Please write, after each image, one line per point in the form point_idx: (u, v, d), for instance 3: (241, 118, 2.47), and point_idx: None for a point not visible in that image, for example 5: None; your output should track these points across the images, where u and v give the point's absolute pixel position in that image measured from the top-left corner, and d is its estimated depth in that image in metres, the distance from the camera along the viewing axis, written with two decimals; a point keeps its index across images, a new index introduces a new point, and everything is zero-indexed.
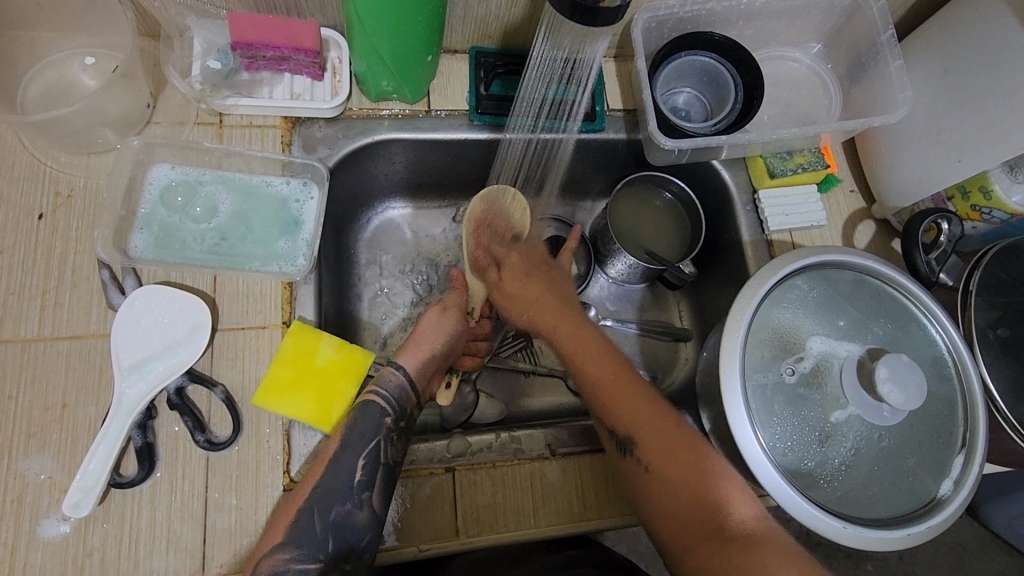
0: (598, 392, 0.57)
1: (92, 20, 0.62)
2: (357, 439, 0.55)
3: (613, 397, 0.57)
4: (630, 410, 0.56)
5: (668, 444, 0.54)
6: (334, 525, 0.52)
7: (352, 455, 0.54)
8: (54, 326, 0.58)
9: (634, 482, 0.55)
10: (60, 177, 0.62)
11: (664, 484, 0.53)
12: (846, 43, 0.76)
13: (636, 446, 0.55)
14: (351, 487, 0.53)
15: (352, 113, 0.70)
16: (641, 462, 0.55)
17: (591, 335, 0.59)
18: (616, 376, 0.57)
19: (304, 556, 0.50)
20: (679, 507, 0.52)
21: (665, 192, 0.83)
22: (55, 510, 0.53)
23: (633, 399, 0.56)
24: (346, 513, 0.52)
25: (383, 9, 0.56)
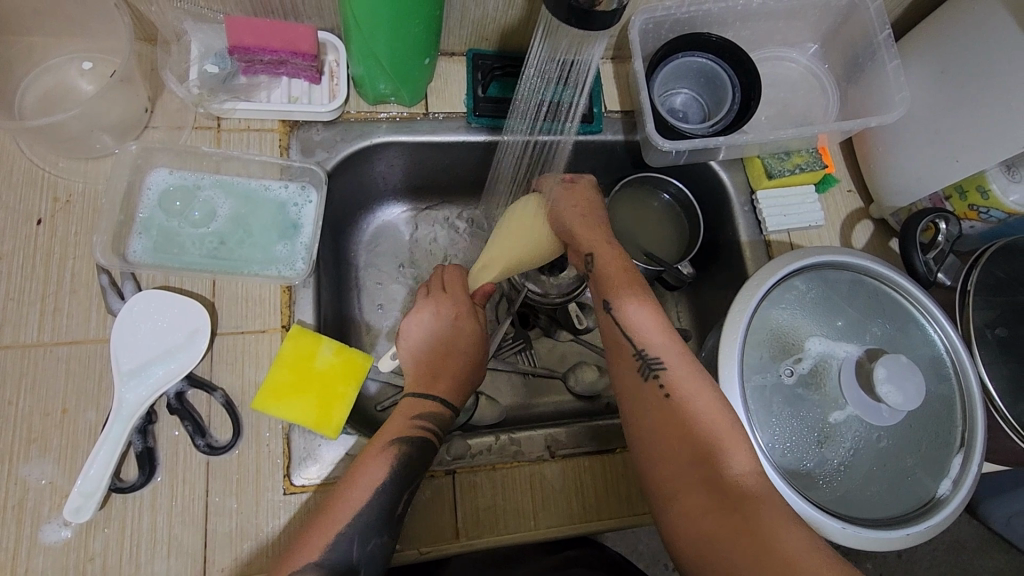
0: (640, 317, 0.58)
1: (88, 25, 0.62)
2: (401, 473, 0.55)
3: (647, 331, 0.57)
4: (668, 341, 0.57)
5: (699, 384, 0.53)
6: (370, 556, 0.52)
7: (395, 488, 0.55)
8: (54, 331, 0.58)
9: (647, 404, 0.54)
10: (58, 183, 0.62)
11: (676, 418, 0.52)
12: (843, 43, 0.76)
13: (664, 373, 0.55)
14: (387, 518, 0.54)
15: (350, 116, 0.71)
16: (663, 389, 0.54)
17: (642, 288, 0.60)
18: (658, 318, 0.58)
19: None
20: (681, 445, 0.51)
21: (663, 192, 0.83)
22: (55, 516, 0.53)
23: (670, 338, 0.57)
24: (381, 545, 0.53)
25: (380, 13, 0.56)
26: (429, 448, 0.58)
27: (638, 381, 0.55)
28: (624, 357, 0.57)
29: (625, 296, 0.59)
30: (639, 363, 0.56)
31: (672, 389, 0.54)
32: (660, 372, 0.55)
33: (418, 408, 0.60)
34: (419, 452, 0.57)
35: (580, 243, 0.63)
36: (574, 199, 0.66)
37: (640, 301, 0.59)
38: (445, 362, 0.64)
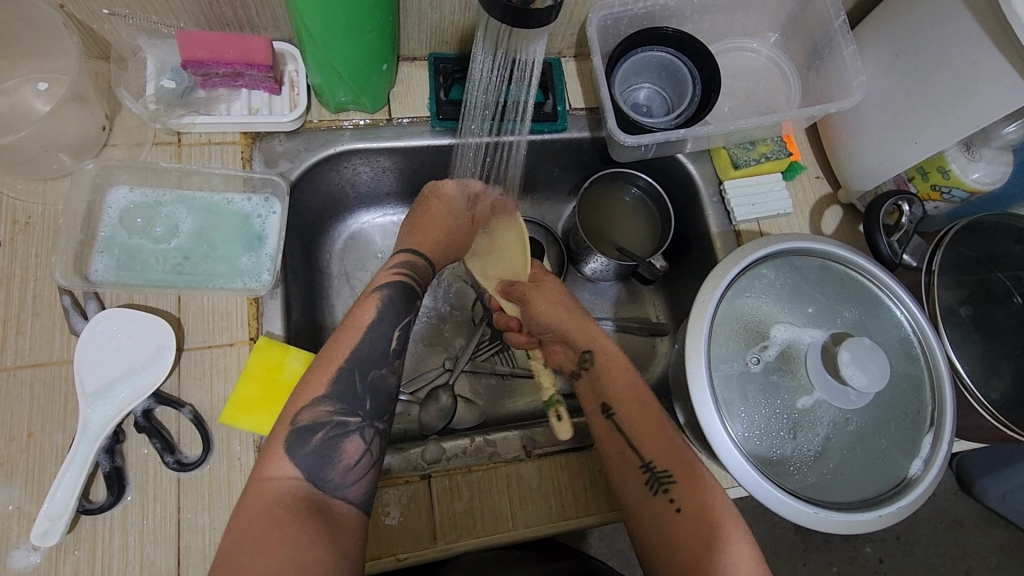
0: (636, 418, 0.61)
1: (41, 47, 0.62)
2: (394, 311, 0.61)
3: (649, 436, 0.60)
4: (672, 452, 0.59)
5: (701, 487, 0.57)
6: (372, 385, 0.57)
7: (388, 327, 0.60)
8: (17, 355, 0.57)
9: (659, 519, 0.56)
10: (17, 206, 0.62)
11: (690, 529, 0.55)
12: (802, 30, 0.77)
13: (672, 485, 0.57)
14: (385, 353, 0.59)
15: (312, 125, 0.70)
16: (674, 502, 0.56)
17: (631, 386, 0.63)
18: (648, 418, 0.61)
19: (344, 410, 0.55)
20: (694, 549, 0.54)
21: (633, 186, 0.83)
22: (24, 541, 0.53)
23: (669, 440, 0.60)
24: (382, 376, 0.58)
25: (331, 21, 0.56)
26: (408, 289, 0.63)
27: (649, 493, 0.57)
28: (631, 466, 0.59)
29: (624, 404, 0.62)
30: (648, 476, 0.58)
31: (682, 500, 0.56)
32: (669, 486, 0.57)
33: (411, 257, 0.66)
34: (401, 295, 0.62)
35: (578, 342, 0.67)
36: (556, 296, 0.69)
37: (632, 399, 0.62)
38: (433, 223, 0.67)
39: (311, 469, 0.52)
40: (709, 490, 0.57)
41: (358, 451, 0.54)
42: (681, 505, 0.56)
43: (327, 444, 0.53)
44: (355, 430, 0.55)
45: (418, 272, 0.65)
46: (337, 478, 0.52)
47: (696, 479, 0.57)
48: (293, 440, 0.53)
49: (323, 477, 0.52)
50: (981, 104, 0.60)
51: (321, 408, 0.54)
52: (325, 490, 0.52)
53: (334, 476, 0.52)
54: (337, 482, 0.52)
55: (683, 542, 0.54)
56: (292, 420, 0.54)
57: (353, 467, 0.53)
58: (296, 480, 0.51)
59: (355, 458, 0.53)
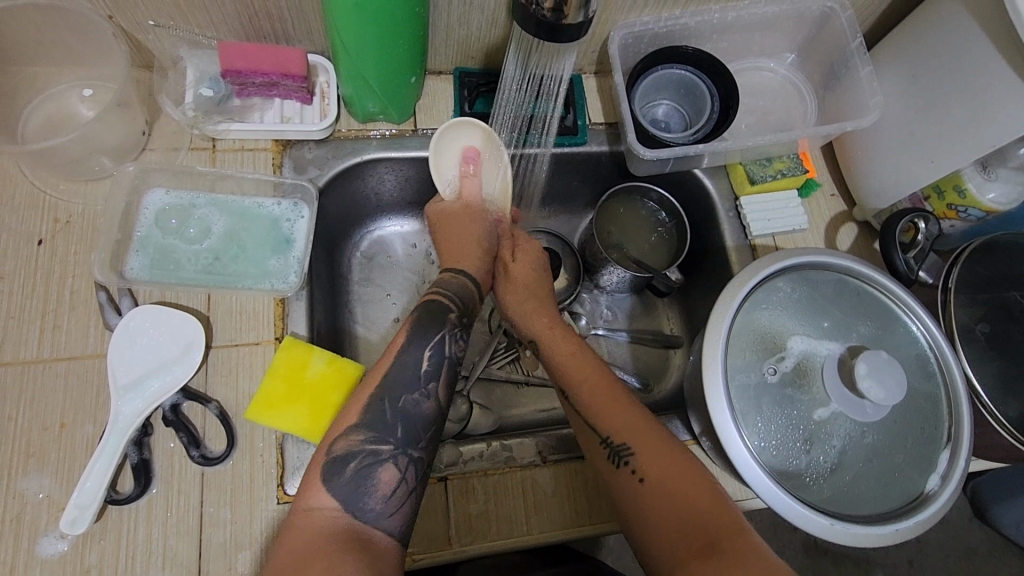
0: (589, 394, 0.62)
1: (89, 56, 0.65)
2: (425, 332, 0.60)
3: (604, 412, 0.60)
4: (630, 424, 0.59)
5: (662, 455, 0.57)
6: (403, 411, 0.55)
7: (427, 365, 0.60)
8: (53, 348, 0.59)
9: (624, 490, 0.57)
10: (59, 205, 0.64)
11: (655, 497, 0.55)
12: (819, 51, 0.79)
13: (632, 457, 0.57)
14: (417, 377, 0.58)
15: (341, 134, 0.73)
16: (637, 473, 0.56)
17: (585, 362, 0.64)
18: (602, 394, 0.62)
19: (374, 438, 0.54)
20: (667, 519, 0.53)
21: (648, 200, 0.85)
22: (52, 529, 0.54)
23: (626, 414, 0.60)
24: (414, 401, 0.56)
25: (367, 35, 0.59)
26: (442, 307, 0.62)
27: (613, 468, 0.58)
28: (593, 444, 0.60)
29: (577, 383, 0.63)
30: (609, 452, 0.58)
31: (644, 471, 0.56)
32: (629, 457, 0.57)
33: (441, 277, 0.65)
34: (432, 313, 0.61)
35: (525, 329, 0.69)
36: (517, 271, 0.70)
37: (583, 374, 0.63)
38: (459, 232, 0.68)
39: (348, 500, 0.51)
40: (669, 456, 0.57)
41: (393, 480, 0.53)
42: (644, 476, 0.56)
43: (361, 475, 0.52)
44: (389, 458, 0.53)
45: (453, 291, 0.64)
46: (375, 507, 0.51)
47: (655, 446, 0.58)
48: (329, 471, 0.52)
49: (362, 507, 0.51)
50: (997, 124, 0.61)
51: (355, 438, 0.53)
52: (365, 520, 0.50)
53: (373, 506, 0.51)
54: (376, 513, 0.51)
55: (653, 513, 0.54)
56: (328, 449, 0.53)
57: (390, 495, 0.52)
58: (335, 512, 0.50)
59: (392, 487, 0.52)
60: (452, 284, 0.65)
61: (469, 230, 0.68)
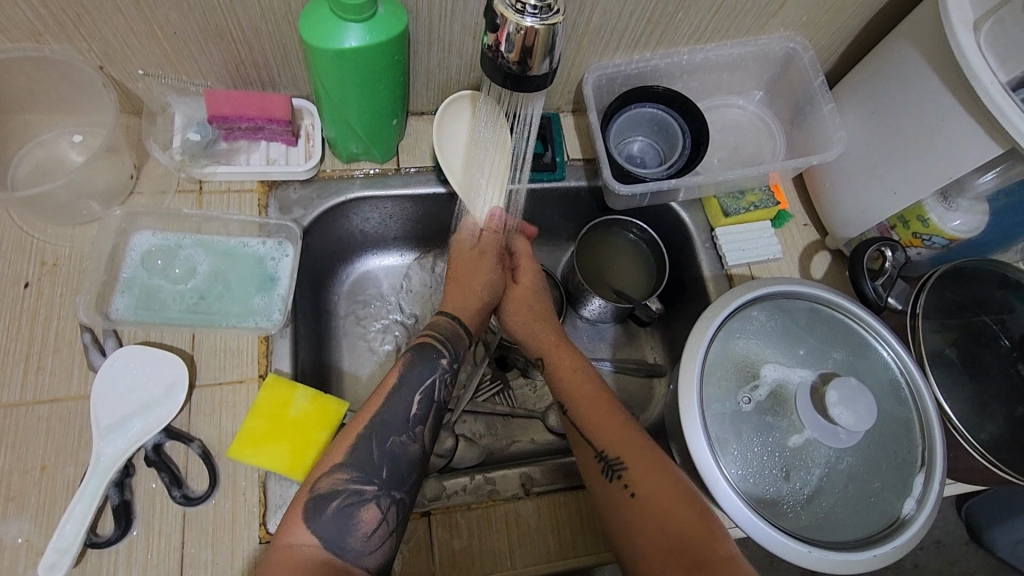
0: (590, 411, 0.65)
1: (81, 104, 0.67)
2: (415, 376, 0.62)
3: (603, 427, 0.63)
4: (625, 440, 0.61)
5: (653, 470, 0.59)
6: (390, 453, 0.57)
7: (410, 390, 0.61)
8: (36, 389, 0.60)
9: (613, 504, 0.58)
10: (46, 248, 0.65)
11: (643, 512, 0.56)
12: (785, 89, 0.83)
13: (625, 471, 0.59)
14: (406, 421, 0.59)
15: (325, 174, 0.75)
16: (628, 487, 0.58)
17: (586, 381, 0.67)
18: (600, 410, 0.64)
19: (360, 479, 0.55)
20: (655, 534, 0.55)
21: (628, 232, 0.87)
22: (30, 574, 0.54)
23: (621, 430, 0.62)
24: (402, 444, 0.58)
25: (347, 82, 0.61)
26: (431, 351, 0.64)
27: (604, 480, 0.60)
28: (588, 458, 0.62)
29: (577, 401, 0.66)
30: (603, 465, 0.61)
31: (636, 485, 0.58)
32: (621, 471, 0.59)
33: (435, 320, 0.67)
34: (423, 356, 0.63)
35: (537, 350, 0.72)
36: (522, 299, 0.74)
37: (585, 388, 0.66)
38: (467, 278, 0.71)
39: (331, 537, 0.52)
40: (661, 473, 0.58)
41: (375, 520, 0.54)
42: (636, 491, 0.58)
43: (346, 512, 0.53)
44: (373, 498, 0.55)
45: (442, 333, 0.66)
46: (357, 546, 0.52)
47: (650, 464, 0.59)
48: (311, 509, 0.53)
49: (344, 547, 0.52)
50: (951, 156, 0.64)
51: (338, 476, 0.55)
52: (346, 560, 0.52)
53: (354, 544, 0.52)
54: (358, 551, 0.52)
55: (640, 528, 0.56)
56: (312, 487, 0.54)
57: (372, 534, 0.53)
58: (316, 549, 0.51)
59: (373, 527, 0.54)
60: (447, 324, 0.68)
61: (480, 277, 0.71)
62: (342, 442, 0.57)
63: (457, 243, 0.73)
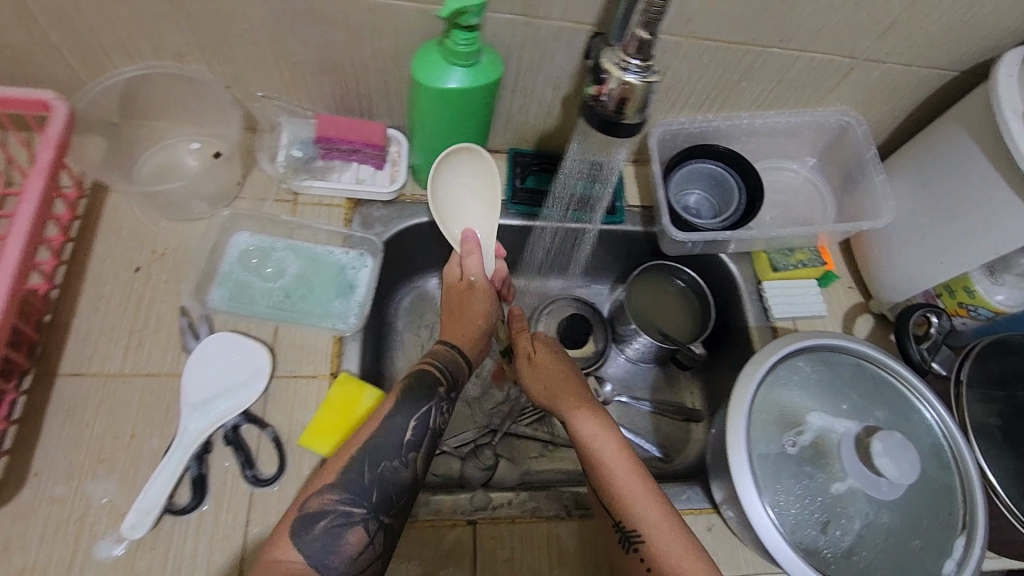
0: (611, 479, 0.61)
1: (206, 117, 0.76)
2: (411, 403, 0.62)
3: (622, 497, 0.60)
4: (642, 513, 0.59)
5: (671, 549, 0.56)
6: (381, 477, 0.57)
7: (403, 417, 0.61)
8: (134, 364, 0.65)
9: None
10: (157, 238, 0.72)
11: None
12: (837, 157, 0.88)
13: (641, 545, 0.58)
14: (399, 446, 0.60)
15: (406, 197, 0.81)
16: (644, 562, 0.57)
17: (609, 442, 0.62)
18: (624, 478, 0.60)
19: (350, 500, 0.55)
20: None
21: (677, 278, 0.92)
22: (110, 533, 0.58)
23: (641, 502, 0.59)
24: (393, 468, 0.58)
25: (439, 116, 0.69)
26: (430, 377, 0.65)
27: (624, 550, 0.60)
28: (608, 524, 0.62)
29: (598, 466, 0.62)
30: (621, 536, 0.60)
31: (653, 563, 0.57)
32: (639, 544, 0.58)
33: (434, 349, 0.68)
34: (419, 382, 0.64)
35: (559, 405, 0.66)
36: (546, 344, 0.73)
37: (609, 446, 0.62)
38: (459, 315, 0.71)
39: (315, 555, 0.53)
40: (683, 551, 0.56)
41: (361, 543, 0.54)
42: (651, 567, 0.57)
43: (331, 533, 0.54)
44: (360, 520, 0.55)
45: (441, 362, 0.67)
46: (340, 566, 0.53)
47: (670, 539, 0.57)
48: (299, 527, 0.54)
49: (327, 565, 0.52)
50: (1000, 231, 0.68)
51: (328, 496, 0.55)
52: None
53: (339, 564, 0.53)
54: (341, 571, 0.53)
55: None
56: (302, 505, 0.55)
57: (356, 557, 0.54)
58: (301, 565, 0.52)
59: (359, 550, 0.54)
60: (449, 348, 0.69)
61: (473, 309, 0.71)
62: (333, 464, 0.57)
63: (448, 286, 0.73)
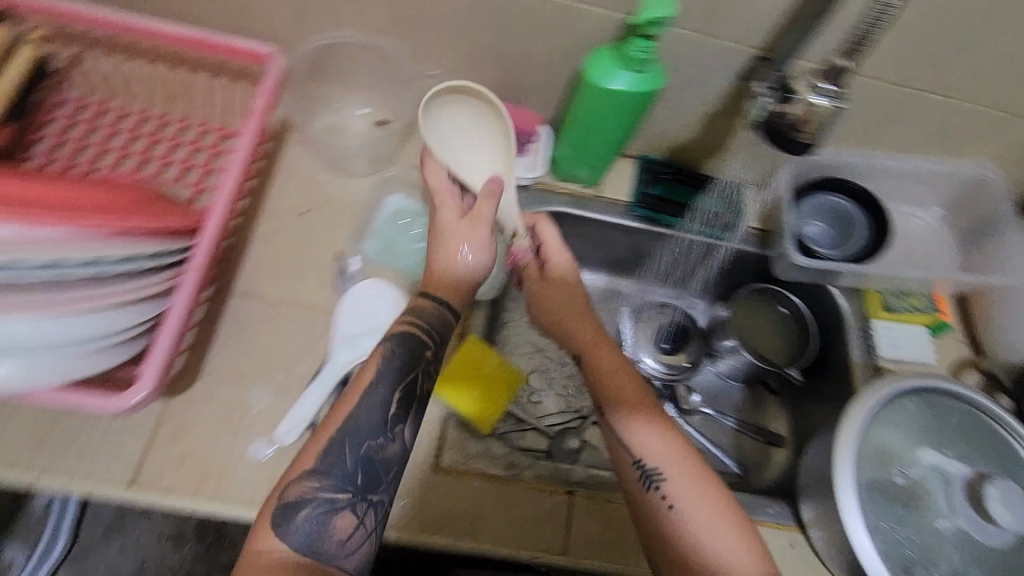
0: (632, 419, 0.64)
1: (379, 87, 0.85)
2: (391, 372, 0.58)
3: (643, 435, 0.63)
4: (668, 450, 0.62)
5: (693, 486, 0.60)
6: (366, 458, 0.55)
7: (386, 387, 0.57)
8: (295, 295, 0.74)
9: (653, 515, 0.60)
10: (321, 187, 0.80)
11: (683, 526, 0.59)
12: (967, 210, 0.88)
13: (664, 483, 0.61)
14: (384, 421, 0.56)
15: (540, 186, 0.87)
16: (667, 500, 0.60)
17: (626, 382, 0.66)
18: (644, 416, 0.64)
19: (332, 486, 0.53)
20: (692, 549, 0.58)
21: (780, 305, 0.95)
22: (263, 435, 0.66)
23: (664, 438, 0.63)
24: (378, 445, 0.55)
25: (596, 115, 0.75)
26: (414, 339, 0.61)
27: (642, 489, 0.62)
28: (624, 464, 0.63)
29: (619, 404, 0.65)
30: (639, 475, 0.62)
31: (674, 499, 0.60)
32: (660, 482, 0.61)
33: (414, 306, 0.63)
34: (404, 346, 0.60)
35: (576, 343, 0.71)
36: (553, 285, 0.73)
37: (633, 387, 0.66)
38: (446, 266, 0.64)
39: (303, 541, 0.51)
40: (704, 485, 0.61)
41: (351, 524, 0.53)
42: (674, 503, 0.60)
43: (316, 520, 0.52)
44: (346, 505, 0.53)
45: (426, 320, 0.62)
46: (331, 549, 0.52)
47: (690, 473, 0.61)
48: (280, 518, 0.52)
49: (320, 549, 0.51)
50: None
51: (308, 484, 0.53)
52: (322, 561, 0.51)
53: (329, 548, 0.52)
54: (334, 553, 0.52)
55: (676, 540, 0.59)
56: (280, 494, 0.53)
57: (347, 538, 0.52)
58: (289, 553, 0.51)
59: (348, 532, 0.53)
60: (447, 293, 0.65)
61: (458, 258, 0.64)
62: (310, 449, 0.54)
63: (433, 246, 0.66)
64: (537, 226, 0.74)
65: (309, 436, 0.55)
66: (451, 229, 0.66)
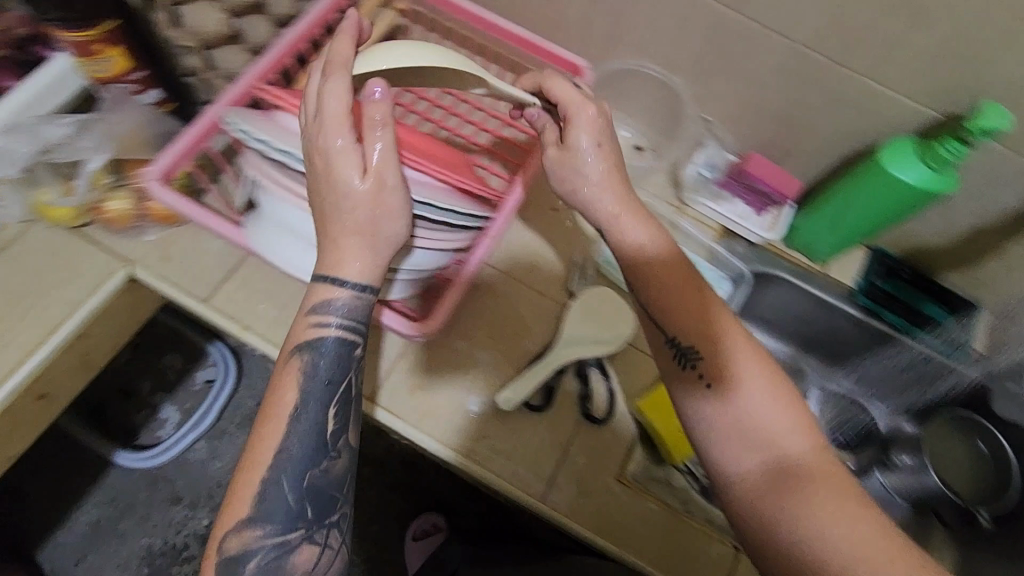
0: (685, 304, 0.55)
1: (649, 117, 0.92)
2: (317, 390, 0.54)
3: (687, 314, 0.55)
4: (741, 347, 0.53)
5: (743, 371, 0.52)
6: (311, 488, 0.53)
7: (315, 406, 0.54)
8: (531, 279, 0.80)
9: (688, 394, 0.53)
10: None
11: (725, 410, 0.51)
12: None
13: (700, 360, 0.53)
14: (320, 443, 0.54)
15: (770, 247, 0.89)
16: (703, 377, 0.53)
17: (674, 264, 0.56)
18: (692, 300, 0.55)
19: (276, 529, 0.52)
20: (741, 437, 0.51)
21: (981, 442, 0.85)
22: (478, 395, 0.73)
23: (710, 320, 0.54)
24: (320, 471, 0.54)
25: (857, 200, 0.76)
26: (342, 349, 0.56)
27: (675, 366, 0.55)
28: (658, 343, 0.56)
29: (660, 285, 0.56)
30: (674, 353, 0.55)
31: (713, 377, 0.52)
32: (697, 360, 0.53)
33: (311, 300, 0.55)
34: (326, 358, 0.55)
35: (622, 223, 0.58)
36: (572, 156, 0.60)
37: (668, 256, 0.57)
38: (343, 238, 0.54)
39: None
40: (765, 369, 0.52)
41: (312, 555, 0.53)
42: (711, 381, 0.52)
43: (266, 567, 0.51)
44: (299, 541, 0.52)
45: (340, 312, 0.55)
46: None
47: (745, 347, 0.53)
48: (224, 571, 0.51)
49: None
50: None
51: (250, 534, 0.51)
52: None
53: None
54: None
55: (722, 420, 0.52)
56: (219, 545, 0.51)
57: (313, 568, 0.53)
58: None
59: (309, 563, 0.52)
60: (359, 270, 0.54)
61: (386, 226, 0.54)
62: (242, 494, 0.52)
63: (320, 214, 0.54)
64: (547, 83, 0.62)
65: (233, 483, 0.52)
66: (350, 210, 0.53)
